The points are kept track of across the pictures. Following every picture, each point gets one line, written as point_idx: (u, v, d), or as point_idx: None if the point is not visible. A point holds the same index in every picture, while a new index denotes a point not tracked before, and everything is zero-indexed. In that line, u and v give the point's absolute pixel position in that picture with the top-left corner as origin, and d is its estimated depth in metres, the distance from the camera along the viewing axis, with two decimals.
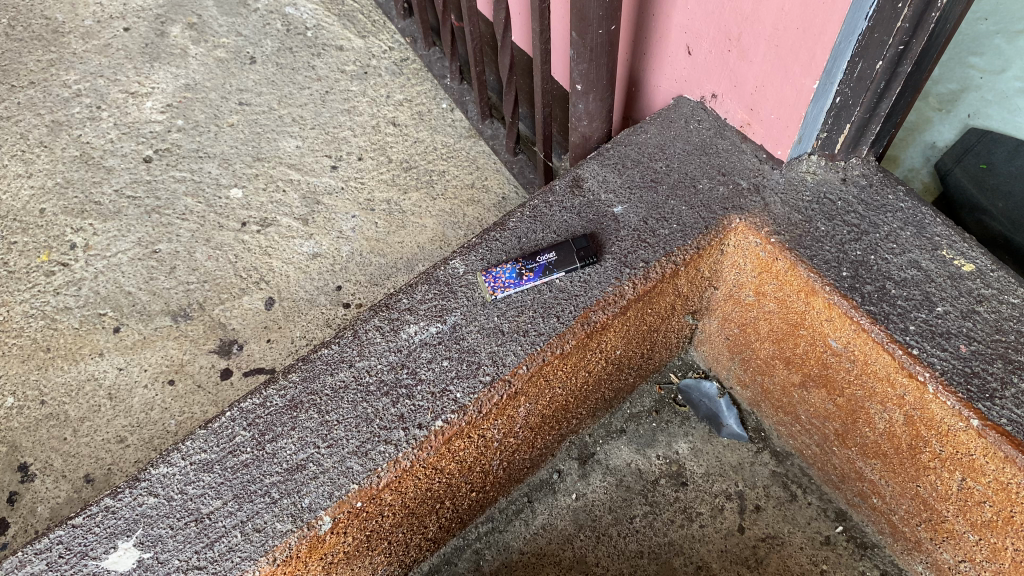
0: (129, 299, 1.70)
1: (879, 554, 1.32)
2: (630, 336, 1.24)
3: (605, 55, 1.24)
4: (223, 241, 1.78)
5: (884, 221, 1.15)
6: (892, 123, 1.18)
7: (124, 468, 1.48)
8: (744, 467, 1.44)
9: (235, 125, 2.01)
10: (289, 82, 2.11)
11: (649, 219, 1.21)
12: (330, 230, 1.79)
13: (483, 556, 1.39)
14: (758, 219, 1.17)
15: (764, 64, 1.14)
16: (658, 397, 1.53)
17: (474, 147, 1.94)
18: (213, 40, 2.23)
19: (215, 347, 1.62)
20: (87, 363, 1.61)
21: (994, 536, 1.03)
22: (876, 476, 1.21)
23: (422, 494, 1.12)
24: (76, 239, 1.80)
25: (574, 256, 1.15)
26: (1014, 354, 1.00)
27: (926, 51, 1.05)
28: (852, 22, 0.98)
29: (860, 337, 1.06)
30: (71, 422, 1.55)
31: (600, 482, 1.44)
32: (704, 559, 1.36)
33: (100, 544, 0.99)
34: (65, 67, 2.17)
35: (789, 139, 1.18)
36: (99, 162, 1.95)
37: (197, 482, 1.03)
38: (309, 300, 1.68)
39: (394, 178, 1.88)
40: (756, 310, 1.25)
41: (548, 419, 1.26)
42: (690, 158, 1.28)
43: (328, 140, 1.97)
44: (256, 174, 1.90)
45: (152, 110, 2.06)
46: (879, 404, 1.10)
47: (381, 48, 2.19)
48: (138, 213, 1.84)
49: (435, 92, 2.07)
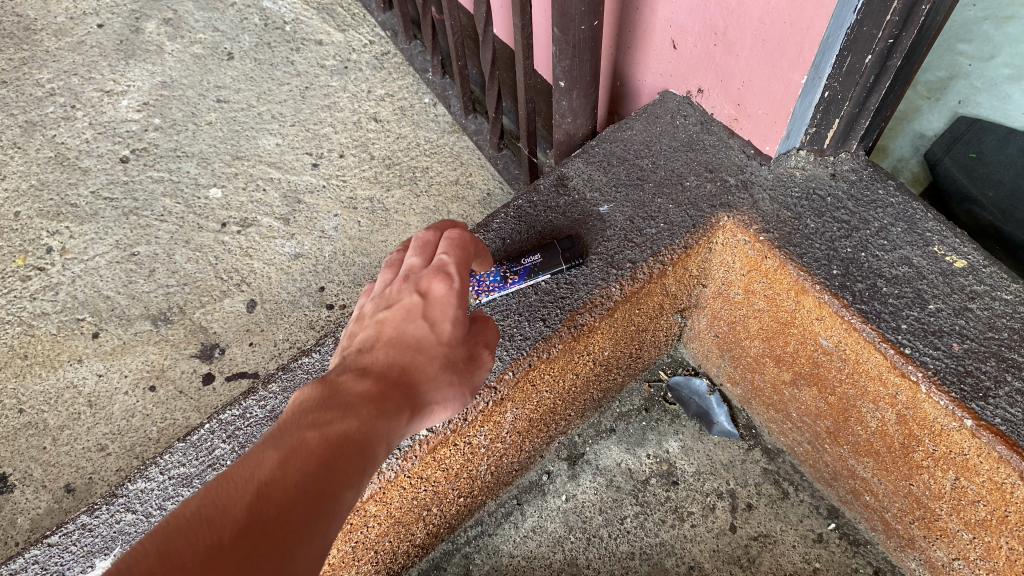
0: (108, 304, 1.66)
1: (872, 551, 1.31)
2: (618, 336, 1.22)
3: (588, 51, 1.21)
4: (202, 243, 1.75)
5: (875, 217, 1.13)
6: (881, 117, 1.16)
7: (105, 477, 1.45)
8: (736, 465, 1.42)
9: (213, 124, 1.97)
10: (267, 77, 2.07)
11: (636, 218, 1.18)
12: (312, 229, 1.75)
13: (472, 560, 1.38)
14: (746, 216, 1.15)
15: (751, 58, 1.11)
16: (648, 395, 1.52)
17: (457, 142, 1.91)
18: (189, 36, 2.18)
19: (196, 352, 1.59)
20: (66, 370, 1.58)
21: (989, 535, 1.01)
22: (869, 474, 1.19)
23: (407, 503, 1.10)
24: (52, 242, 1.76)
25: (558, 256, 1.12)
26: (1008, 352, 0.98)
27: (916, 44, 1.02)
28: (841, 16, 0.95)
29: (851, 336, 1.04)
30: (50, 431, 1.52)
31: (590, 483, 1.43)
32: (696, 559, 1.34)
33: (78, 563, 0.97)
34: (38, 66, 2.13)
35: (777, 134, 1.15)
36: (74, 163, 1.91)
37: (176, 497, 1.00)
38: (292, 302, 1.65)
39: (377, 176, 1.85)
40: (745, 308, 1.23)
41: (537, 421, 1.24)
42: (677, 154, 1.26)
43: (308, 137, 1.94)
44: (235, 173, 1.87)
45: (128, 109, 2.02)
46: (871, 402, 1.08)
47: (361, 41, 2.15)
48: (115, 214, 1.81)
49: (417, 86, 2.03)
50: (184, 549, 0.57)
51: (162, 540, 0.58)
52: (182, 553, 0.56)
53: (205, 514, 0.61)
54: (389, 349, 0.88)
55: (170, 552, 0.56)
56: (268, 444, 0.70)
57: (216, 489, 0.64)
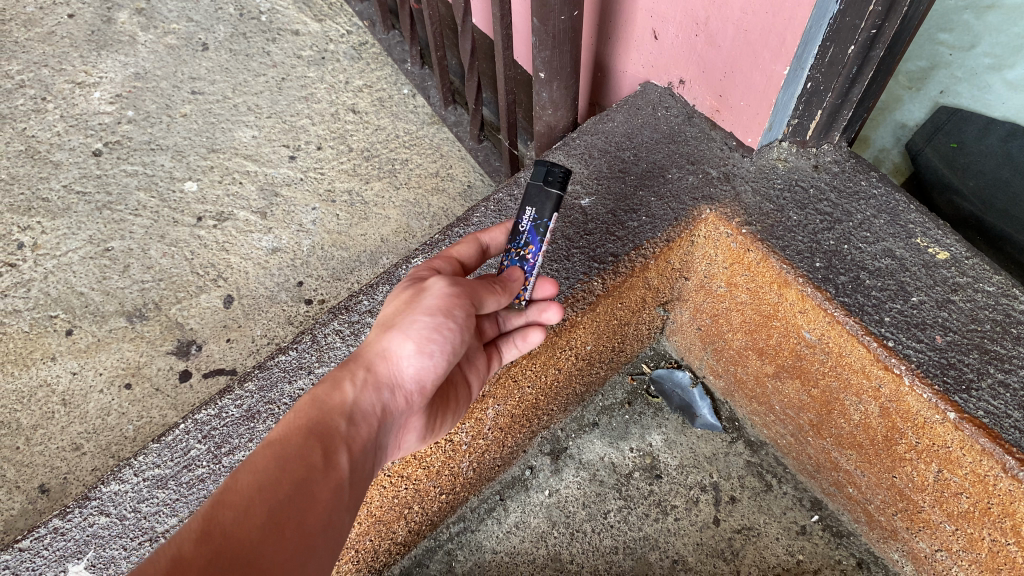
0: (81, 300, 1.63)
1: (855, 542, 1.31)
2: (600, 330, 1.20)
3: (568, 42, 1.19)
4: (178, 238, 1.72)
5: (858, 209, 1.13)
6: (864, 109, 1.15)
7: (80, 477, 1.43)
8: (719, 458, 1.42)
9: (187, 116, 1.94)
10: (243, 68, 2.04)
11: (618, 211, 1.17)
12: (290, 223, 1.73)
13: (455, 557, 1.36)
14: (729, 209, 1.14)
15: (733, 49, 1.10)
16: (631, 388, 1.51)
17: (437, 134, 1.89)
18: (162, 27, 2.15)
19: (173, 349, 1.57)
20: (39, 368, 1.55)
21: (971, 526, 1.01)
22: (852, 466, 1.19)
23: (388, 501, 1.09)
24: (23, 238, 1.73)
25: (548, 201, 0.97)
26: (990, 344, 0.97)
27: (899, 35, 1.01)
28: (823, 6, 0.94)
29: (834, 329, 1.03)
30: (23, 431, 1.49)
31: (573, 478, 1.41)
32: (680, 553, 1.33)
33: (49, 568, 0.94)
34: (6, 57, 2.08)
35: (760, 126, 1.14)
36: (45, 157, 1.87)
37: (150, 500, 0.98)
38: (270, 297, 1.62)
39: (355, 168, 1.83)
40: (728, 301, 1.22)
41: (519, 417, 1.23)
42: (659, 146, 1.25)
43: (285, 129, 1.91)
44: (211, 166, 1.84)
45: (100, 101, 1.98)
46: (855, 395, 1.07)
47: (338, 32, 2.13)
48: (88, 209, 1.77)
49: (395, 77, 2.02)
50: (301, 476, 0.68)
51: (270, 470, 0.67)
52: (290, 486, 0.67)
53: (292, 452, 0.70)
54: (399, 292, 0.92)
55: (280, 483, 0.66)
56: (322, 387, 0.79)
57: (286, 431, 0.73)
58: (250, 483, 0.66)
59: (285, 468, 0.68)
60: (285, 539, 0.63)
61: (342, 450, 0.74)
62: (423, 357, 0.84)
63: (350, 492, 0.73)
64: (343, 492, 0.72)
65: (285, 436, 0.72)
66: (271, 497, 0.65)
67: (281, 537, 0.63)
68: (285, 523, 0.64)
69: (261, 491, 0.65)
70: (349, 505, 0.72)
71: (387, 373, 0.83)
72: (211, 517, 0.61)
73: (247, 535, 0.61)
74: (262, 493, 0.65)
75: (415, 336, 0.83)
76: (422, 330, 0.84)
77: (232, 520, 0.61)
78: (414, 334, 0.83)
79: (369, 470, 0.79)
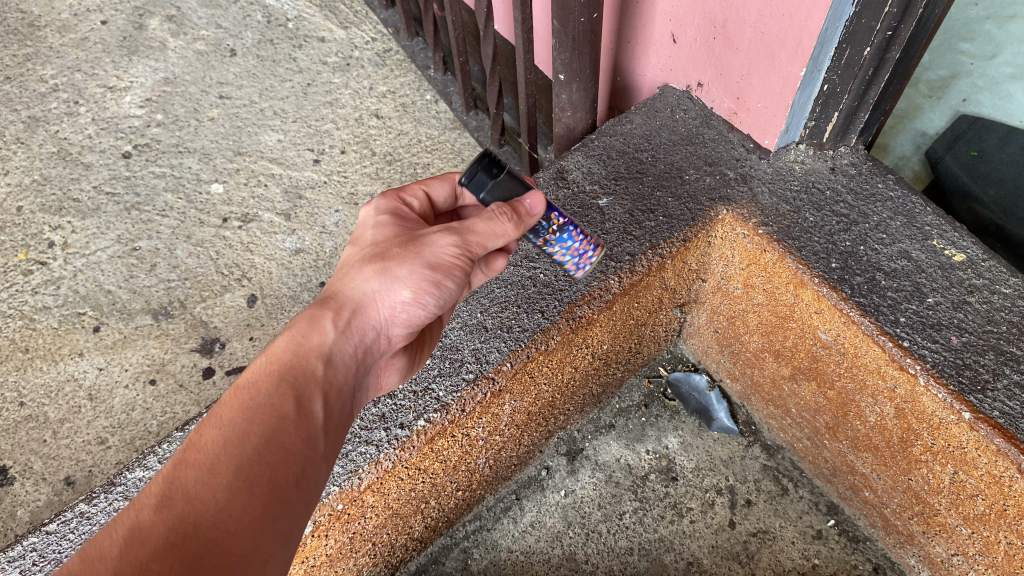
0: (109, 298, 1.67)
1: (871, 548, 1.31)
2: (617, 330, 1.22)
3: (588, 44, 1.22)
4: (204, 238, 1.76)
5: (875, 211, 1.13)
6: (881, 111, 1.16)
7: (105, 470, 1.46)
8: (735, 461, 1.42)
9: (215, 119, 1.98)
10: (270, 74, 2.08)
11: (635, 212, 1.18)
12: (313, 225, 1.76)
13: (471, 555, 1.37)
14: (746, 210, 1.15)
15: (750, 51, 1.11)
16: (648, 391, 1.52)
17: (459, 139, 1.92)
18: (192, 33, 2.20)
19: (196, 346, 1.60)
20: (67, 363, 1.59)
21: (987, 529, 1.01)
22: (868, 469, 1.19)
23: (406, 494, 1.10)
24: (54, 237, 1.77)
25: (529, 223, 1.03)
26: (1006, 346, 0.97)
27: (915, 37, 1.02)
28: (839, 8, 0.95)
29: (850, 330, 1.03)
30: (50, 424, 1.52)
31: (589, 479, 1.42)
32: (695, 555, 1.34)
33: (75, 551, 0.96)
34: (41, 62, 2.14)
35: (777, 128, 1.16)
36: (77, 159, 1.92)
37: None
38: (292, 297, 1.65)
39: (378, 172, 1.86)
40: (745, 302, 1.23)
41: (535, 415, 1.24)
42: (677, 148, 1.27)
43: (310, 133, 1.94)
44: (237, 169, 1.88)
45: (130, 105, 2.02)
46: (870, 397, 1.07)
47: (363, 38, 2.17)
48: (117, 210, 1.81)
49: (418, 83, 2.05)
50: (271, 430, 0.72)
51: (238, 422, 0.71)
52: (257, 439, 0.70)
53: (261, 401, 0.74)
54: (393, 236, 0.93)
55: (249, 437, 0.70)
56: (298, 327, 0.82)
57: (259, 376, 0.77)
58: (215, 439, 0.69)
59: (253, 420, 0.71)
60: (254, 496, 0.66)
61: (315, 396, 0.78)
62: (415, 304, 0.90)
63: (325, 436, 0.77)
64: (317, 439, 0.75)
65: (256, 382, 0.76)
66: (236, 456, 0.68)
67: (249, 493, 0.66)
68: (253, 480, 0.67)
69: (225, 448, 0.68)
70: (324, 450, 0.76)
71: (374, 315, 0.88)
72: (171, 480, 0.65)
73: (211, 496, 0.64)
74: (226, 452, 0.68)
75: (411, 285, 0.89)
76: (421, 281, 0.89)
77: (195, 482, 0.65)
78: (410, 283, 0.89)
79: (346, 410, 0.84)
